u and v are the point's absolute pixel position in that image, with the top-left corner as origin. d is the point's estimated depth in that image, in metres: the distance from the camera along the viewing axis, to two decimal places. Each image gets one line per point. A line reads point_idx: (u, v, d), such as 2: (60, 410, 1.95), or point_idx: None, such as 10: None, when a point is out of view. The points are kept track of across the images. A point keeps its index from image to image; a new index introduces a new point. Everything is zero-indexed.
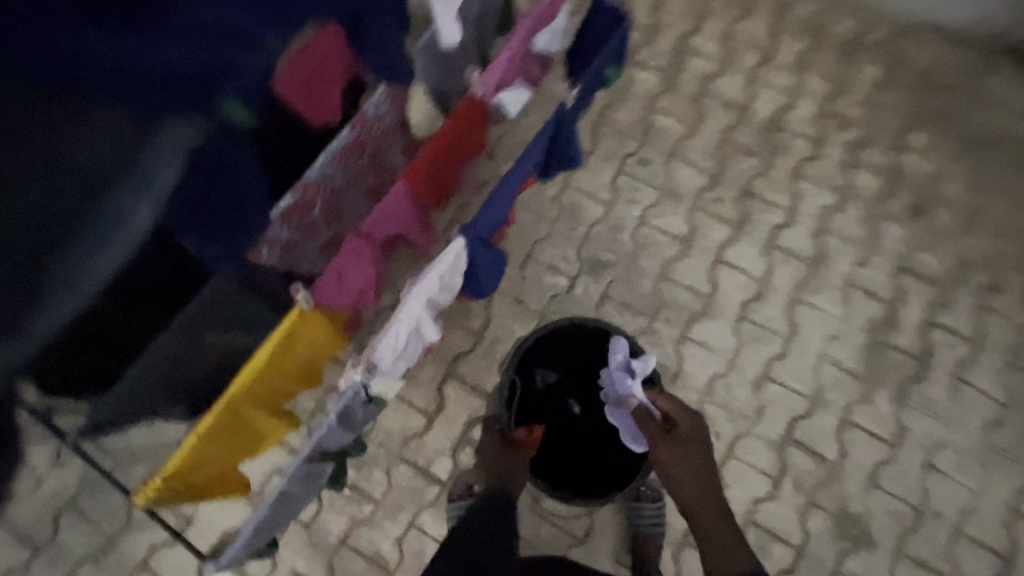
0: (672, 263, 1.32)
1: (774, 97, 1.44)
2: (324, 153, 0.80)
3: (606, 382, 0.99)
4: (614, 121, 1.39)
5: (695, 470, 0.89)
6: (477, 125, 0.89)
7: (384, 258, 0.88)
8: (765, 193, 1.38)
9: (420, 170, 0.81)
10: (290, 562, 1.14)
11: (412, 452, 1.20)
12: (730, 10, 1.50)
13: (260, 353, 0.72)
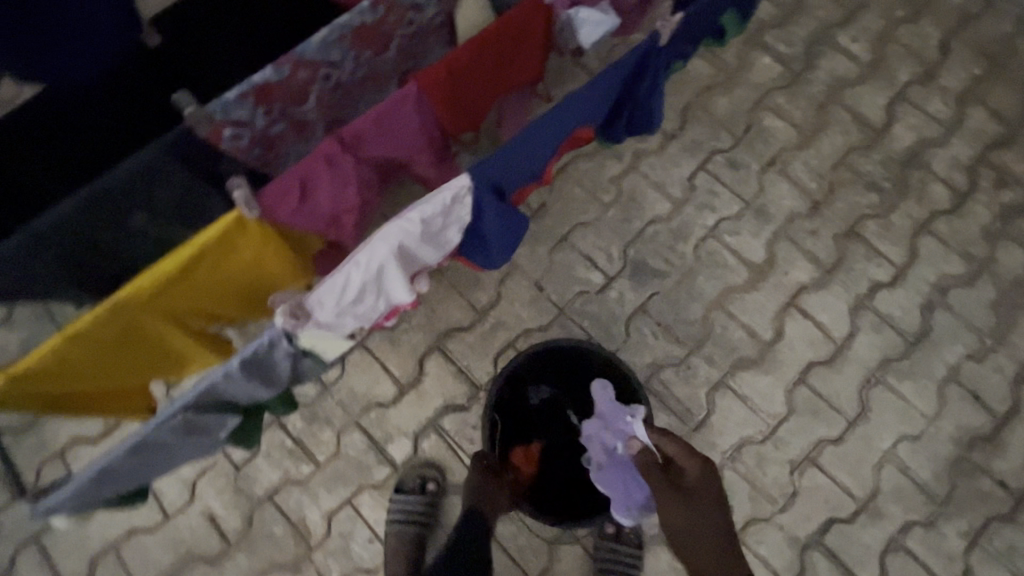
0: (734, 292, 1.07)
1: (921, 126, 1.14)
2: (329, 26, 0.61)
3: (596, 438, 0.88)
4: (711, 106, 1.14)
5: (708, 531, 0.72)
6: (535, 50, 0.69)
7: (380, 187, 0.70)
8: (874, 239, 1.10)
9: (446, 82, 0.62)
10: (209, 501, 1.01)
11: (371, 422, 1.03)
12: (895, 8, 1.20)
13: (182, 252, 0.56)
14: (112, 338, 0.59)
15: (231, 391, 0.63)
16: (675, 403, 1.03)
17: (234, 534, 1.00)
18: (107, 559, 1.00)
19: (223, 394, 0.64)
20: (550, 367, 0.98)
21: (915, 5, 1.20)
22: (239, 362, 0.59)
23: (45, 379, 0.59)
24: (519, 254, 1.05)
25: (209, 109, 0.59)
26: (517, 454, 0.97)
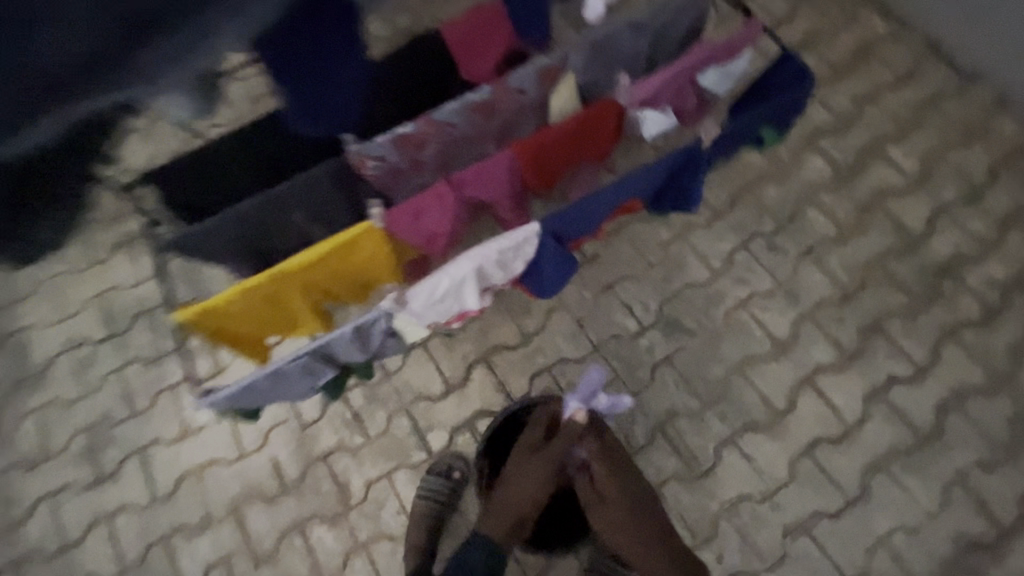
0: (754, 361, 1.19)
1: (959, 242, 1.23)
2: (457, 101, 0.82)
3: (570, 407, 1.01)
4: (760, 195, 1.29)
5: (629, 526, 0.89)
6: (608, 135, 0.87)
7: (468, 220, 0.90)
8: (898, 336, 1.18)
9: (532, 152, 0.82)
10: (276, 450, 1.22)
11: (418, 412, 1.21)
12: (949, 132, 1.31)
13: (329, 243, 0.78)
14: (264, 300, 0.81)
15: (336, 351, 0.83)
16: (684, 449, 1.14)
17: (291, 481, 1.20)
18: (190, 479, 1.22)
19: (331, 352, 0.83)
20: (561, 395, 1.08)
21: (969, 132, 1.30)
22: (351, 328, 0.79)
23: (211, 323, 0.81)
24: (567, 293, 1.22)
25: (360, 148, 0.80)
26: None
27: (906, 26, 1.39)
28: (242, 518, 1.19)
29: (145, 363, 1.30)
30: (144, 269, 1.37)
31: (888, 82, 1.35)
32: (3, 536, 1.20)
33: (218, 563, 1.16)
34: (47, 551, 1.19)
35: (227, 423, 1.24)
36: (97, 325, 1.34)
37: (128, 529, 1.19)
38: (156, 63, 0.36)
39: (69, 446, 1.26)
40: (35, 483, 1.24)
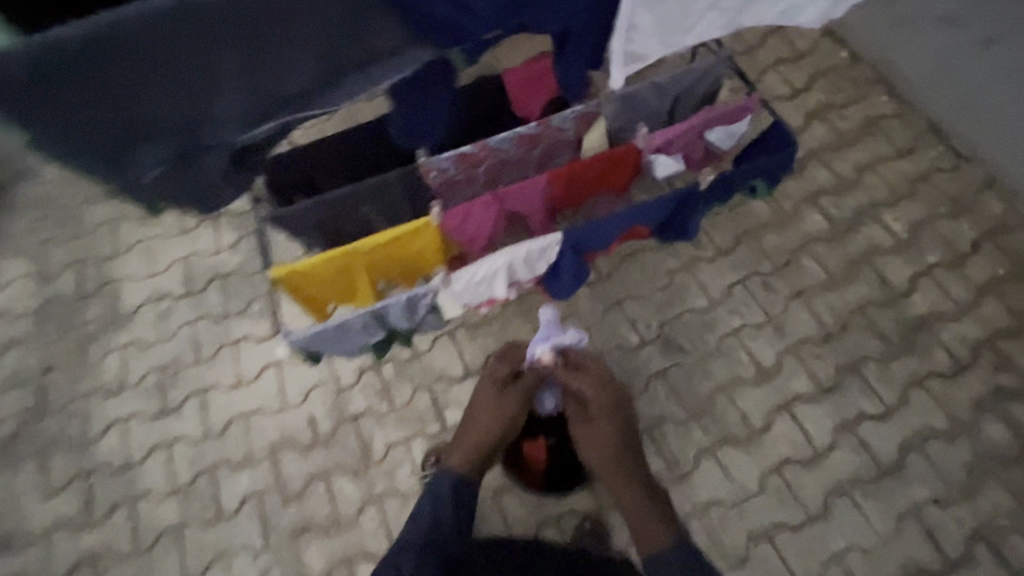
0: (740, 383, 1.34)
1: (938, 301, 1.37)
2: (509, 132, 1.02)
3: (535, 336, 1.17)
4: (761, 239, 1.45)
5: (609, 449, 1.10)
6: (627, 172, 1.06)
7: (505, 229, 1.09)
8: (872, 378, 1.32)
9: (563, 178, 1.02)
10: (315, 406, 1.41)
11: (439, 390, 1.39)
12: (939, 203, 1.46)
13: (398, 230, 0.98)
14: (340, 270, 1.01)
15: (389, 312, 1.02)
16: (668, 452, 1.29)
17: (323, 435, 1.39)
18: (238, 422, 1.41)
19: (385, 316, 1.03)
20: None
21: (957, 206, 1.45)
22: (406, 297, 0.99)
23: (295, 284, 1.00)
24: (581, 304, 1.40)
25: (428, 159, 1.00)
26: (526, 446, 1.22)
27: (910, 107, 1.55)
28: (278, 461, 1.37)
29: (214, 319, 1.52)
30: (223, 241, 1.60)
31: (889, 154, 1.51)
32: (79, 449, 1.42)
33: (252, 496, 1.35)
34: (113, 467, 1.40)
35: (275, 378, 1.44)
36: (178, 282, 1.57)
37: (181, 457, 1.39)
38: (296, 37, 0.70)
39: (142, 381, 1.47)
40: (110, 407, 1.45)
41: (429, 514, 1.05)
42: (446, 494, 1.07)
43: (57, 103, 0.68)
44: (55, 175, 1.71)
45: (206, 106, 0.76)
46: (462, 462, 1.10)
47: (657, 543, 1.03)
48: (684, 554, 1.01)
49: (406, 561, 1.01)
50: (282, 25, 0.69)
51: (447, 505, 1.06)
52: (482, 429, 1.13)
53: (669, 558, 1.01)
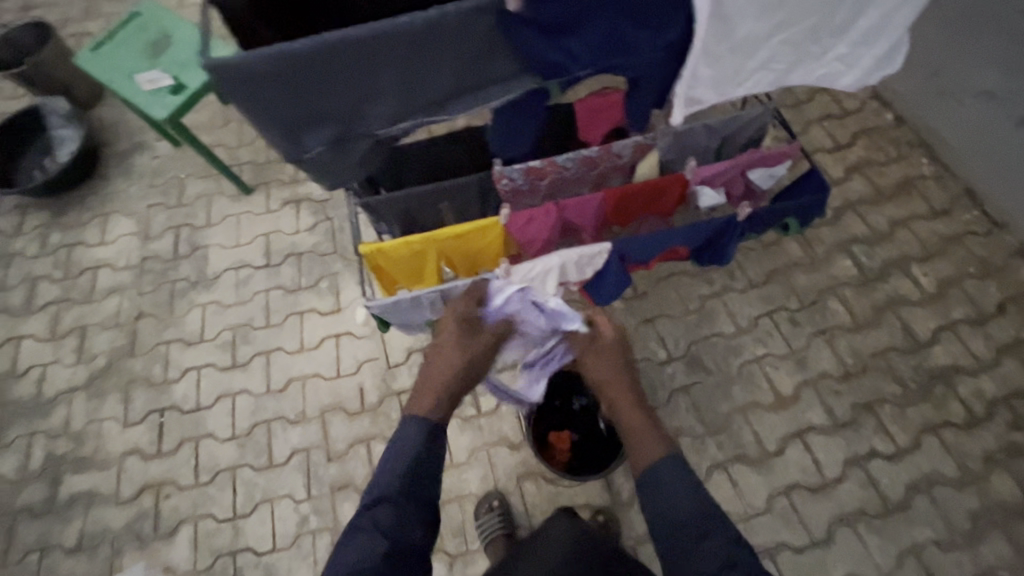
0: (757, 408, 1.42)
1: (959, 356, 1.44)
2: (574, 152, 1.15)
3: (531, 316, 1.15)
4: (792, 278, 1.55)
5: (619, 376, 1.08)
6: (673, 198, 1.19)
7: (559, 236, 1.23)
8: (886, 419, 1.39)
9: (616, 197, 1.15)
10: (365, 377, 1.56)
11: None
12: (968, 264, 1.53)
13: (471, 225, 1.13)
14: (416, 253, 1.15)
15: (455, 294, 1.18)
16: None
17: (370, 405, 1.53)
18: (296, 383, 1.57)
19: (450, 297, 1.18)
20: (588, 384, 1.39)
21: (987, 268, 1.52)
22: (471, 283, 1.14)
23: (376, 260, 1.15)
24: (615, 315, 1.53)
25: (501, 169, 1.14)
26: (551, 436, 1.36)
27: (949, 172, 1.64)
28: (327, 422, 1.52)
29: (285, 290, 1.70)
30: (301, 223, 1.79)
31: (923, 213, 1.60)
32: (158, 389, 1.61)
33: (301, 451, 1.50)
34: (184, 408, 1.58)
35: (333, 349, 1.60)
36: (258, 254, 1.76)
37: (243, 408, 1.56)
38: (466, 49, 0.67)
39: (218, 337, 1.66)
40: (189, 356, 1.64)
41: (400, 463, 0.96)
42: (416, 449, 0.98)
43: (247, 102, 0.66)
44: (167, 151, 1.96)
45: (370, 106, 0.72)
46: (430, 406, 1.04)
47: (651, 455, 0.94)
48: (685, 473, 0.92)
49: (384, 515, 0.91)
50: (450, 32, 0.64)
51: (421, 464, 0.97)
52: (445, 371, 1.09)
53: (665, 470, 0.92)
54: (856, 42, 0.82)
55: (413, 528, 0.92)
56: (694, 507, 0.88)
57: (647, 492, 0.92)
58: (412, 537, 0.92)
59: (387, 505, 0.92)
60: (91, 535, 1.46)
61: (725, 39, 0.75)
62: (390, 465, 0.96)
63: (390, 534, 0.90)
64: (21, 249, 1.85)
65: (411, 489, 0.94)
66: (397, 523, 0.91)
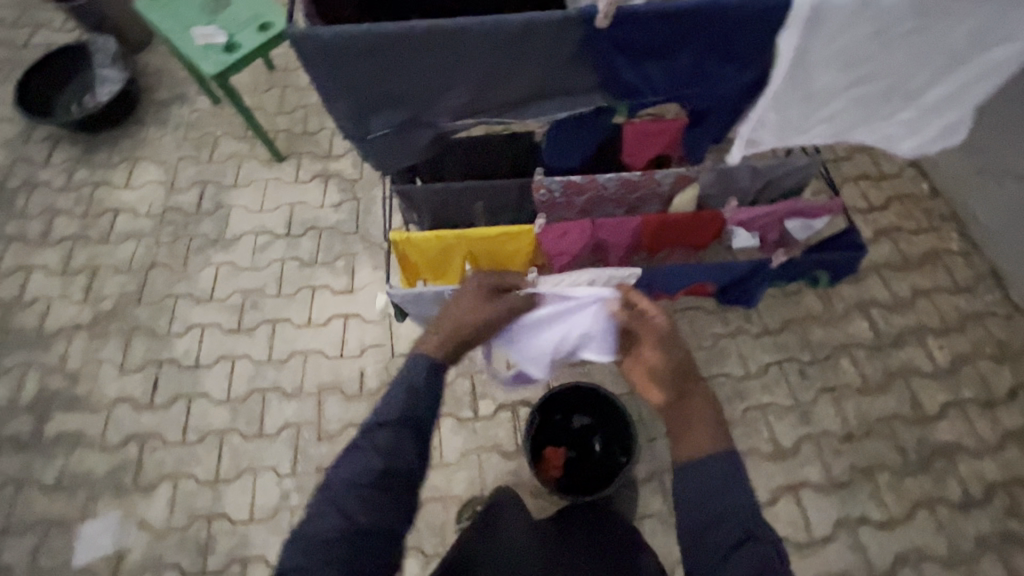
0: (755, 455, 1.41)
1: (964, 434, 1.43)
2: (616, 172, 1.13)
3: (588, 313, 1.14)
4: (808, 331, 1.55)
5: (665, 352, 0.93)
6: (708, 233, 1.19)
7: (588, 254, 1.22)
8: (882, 487, 1.38)
9: (652, 224, 1.15)
10: (368, 361, 1.54)
11: (480, 380, 1.51)
12: (985, 344, 1.53)
13: (505, 229, 1.13)
14: (445, 248, 1.15)
15: None
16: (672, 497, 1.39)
17: (369, 390, 1.51)
18: (298, 357, 1.56)
19: None
20: (591, 405, 1.38)
21: (1003, 352, 1.52)
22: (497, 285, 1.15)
23: (403, 249, 1.15)
24: None
25: (542, 178, 1.13)
26: (546, 451, 1.35)
27: (978, 250, 1.64)
28: (324, 401, 1.50)
29: (301, 263, 1.69)
30: (327, 199, 1.78)
31: (946, 286, 1.60)
32: (159, 341, 1.59)
33: (293, 425, 1.48)
34: (183, 363, 1.56)
35: (341, 329, 1.59)
36: (280, 222, 1.75)
37: (242, 373, 1.54)
38: (554, 57, 0.66)
39: (228, 298, 1.64)
40: (195, 313, 1.63)
41: (402, 391, 0.81)
42: (422, 374, 0.83)
43: (325, 78, 0.66)
44: (206, 107, 1.96)
45: (443, 97, 0.71)
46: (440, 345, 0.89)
47: (699, 445, 0.79)
48: (740, 474, 0.76)
49: (383, 438, 0.76)
50: (540, 40, 0.64)
51: (425, 392, 0.82)
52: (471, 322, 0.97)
53: (712, 465, 0.76)
54: (924, 110, 0.82)
55: (408, 452, 0.76)
56: (742, 510, 0.73)
57: (687, 485, 0.77)
58: (409, 460, 0.76)
59: (386, 427, 0.77)
60: (71, 476, 1.44)
61: (800, 86, 0.75)
62: (394, 389, 0.81)
63: (386, 456, 0.74)
64: (46, 180, 1.84)
65: (411, 416, 0.78)
66: (393, 449, 0.75)
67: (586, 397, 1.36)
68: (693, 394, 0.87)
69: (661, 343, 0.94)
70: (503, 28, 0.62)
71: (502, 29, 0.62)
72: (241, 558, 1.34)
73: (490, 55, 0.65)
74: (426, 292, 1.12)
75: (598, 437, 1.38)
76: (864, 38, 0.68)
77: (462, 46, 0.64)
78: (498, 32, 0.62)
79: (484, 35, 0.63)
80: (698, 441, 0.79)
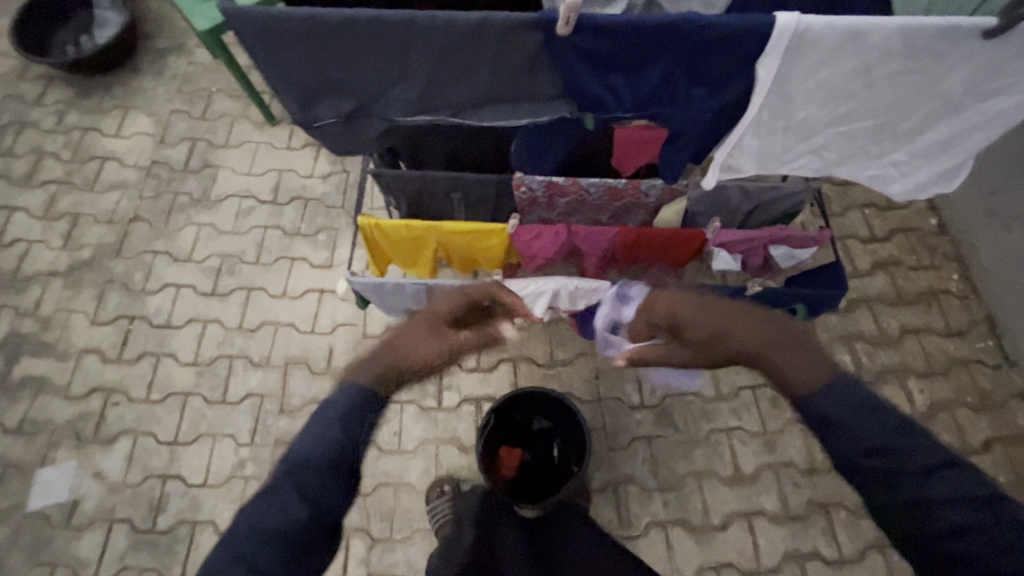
0: (714, 478, 1.40)
1: None
2: (600, 178, 1.08)
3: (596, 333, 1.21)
4: None
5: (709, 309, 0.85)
6: (688, 250, 1.15)
7: (563, 257, 1.18)
8: (838, 524, 1.36)
9: (631, 236, 1.11)
10: (338, 339, 1.53)
11: (447, 371, 1.49)
12: (967, 392, 1.48)
13: (475, 226, 1.09)
14: (414, 239, 1.12)
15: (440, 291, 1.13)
16: (624, 510, 1.37)
17: (335, 368, 1.50)
18: (269, 327, 1.54)
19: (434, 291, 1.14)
20: (551, 411, 1.36)
21: (984, 402, 1.47)
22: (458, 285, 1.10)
23: (371, 234, 1.12)
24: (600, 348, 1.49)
25: (522, 175, 1.08)
26: (502, 451, 1.33)
27: (976, 294, 1.58)
28: (290, 374, 1.49)
29: (283, 232, 1.66)
30: (317, 169, 1.74)
31: (937, 329, 1.55)
32: (133, 296, 1.59)
33: (256, 395, 1.47)
34: (154, 321, 1.56)
35: (314, 304, 1.57)
36: (266, 187, 1.72)
37: (212, 337, 1.53)
38: (508, 61, 0.64)
39: (206, 260, 1.63)
40: (172, 271, 1.61)
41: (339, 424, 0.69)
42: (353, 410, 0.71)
43: (269, 59, 0.65)
44: (205, 60, 1.91)
45: (392, 90, 0.69)
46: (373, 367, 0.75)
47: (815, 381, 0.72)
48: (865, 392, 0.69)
49: (308, 478, 0.66)
50: (493, 41, 0.62)
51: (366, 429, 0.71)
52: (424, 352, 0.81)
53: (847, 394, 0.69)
54: (917, 152, 0.77)
55: (335, 494, 0.67)
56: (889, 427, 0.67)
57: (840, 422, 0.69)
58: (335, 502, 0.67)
59: (314, 467, 0.66)
60: (34, 420, 1.46)
61: (780, 116, 0.71)
62: (320, 422, 0.69)
63: (314, 500, 0.65)
64: (37, 120, 1.82)
65: (347, 452, 0.68)
66: (319, 488, 0.66)
67: (546, 401, 1.35)
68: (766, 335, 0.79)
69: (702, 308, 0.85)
70: (453, 24, 0.60)
71: (452, 25, 0.60)
72: (191, 520, 1.36)
73: (441, 51, 0.63)
74: (386, 283, 1.09)
75: (557, 442, 1.37)
76: (851, 69, 0.65)
77: (411, 39, 0.62)
78: (448, 27, 0.61)
79: (433, 30, 0.61)
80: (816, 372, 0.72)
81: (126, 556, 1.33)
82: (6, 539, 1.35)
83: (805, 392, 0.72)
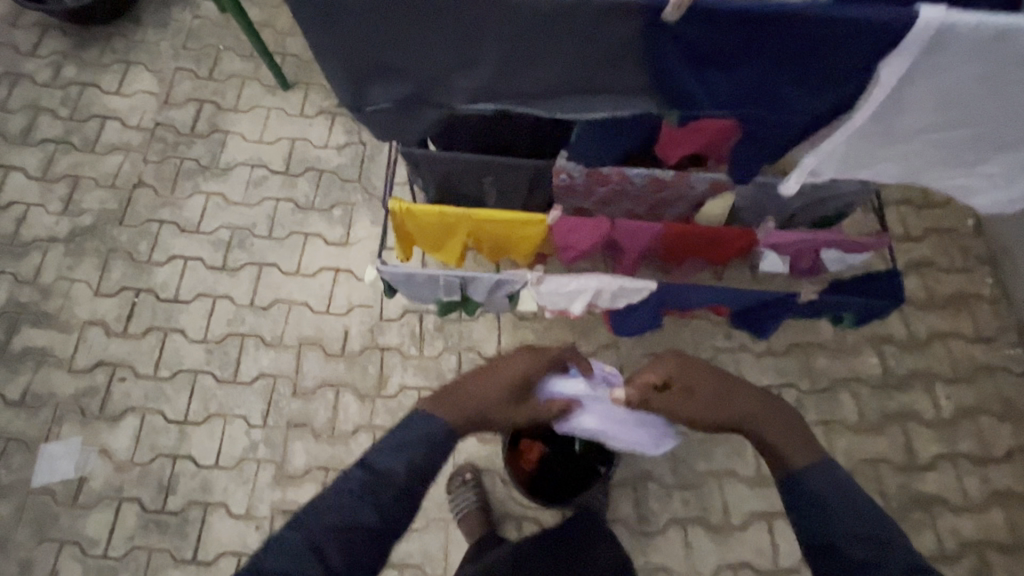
0: (734, 476, 1.38)
1: (950, 488, 1.39)
2: (647, 169, 0.99)
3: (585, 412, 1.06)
4: (813, 356, 1.48)
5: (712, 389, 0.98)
6: (734, 248, 1.08)
7: (599, 249, 1.12)
8: None
9: (675, 232, 1.04)
10: (353, 320, 1.47)
11: (466, 358, 1.44)
12: (993, 400, 1.46)
13: (513, 214, 1.02)
14: (446, 224, 1.05)
15: (473, 282, 1.07)
16: (643, 505, 1.36)
17: (350, 351, 1.45)
18: (281, 306, 1.48)
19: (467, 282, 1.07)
20: None
21: (1008, 410, 1.45)
22: (495, 277, 1.04)
23: (401, 220, 1.06)
24: (624, 340, 1.45)
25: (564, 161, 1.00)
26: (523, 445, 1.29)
27: (1009, 300, 1.54)
28: (303, 355, 1.44)
29: (296, 204, 1.58)
30: (332, 138, 1.65)
31: (967, 334, 1.51)
32: (138, 267, 1.51)
33: (268, 376, 1.43)
34: (161, 295, 1.49)
35: (329, 282, 1.51)
36: (278, 156, 1.63)
37: (222, 314, 1.47)
38: (590, 48, 0.61)
39: (215, 233, 1.55)
40: (178, 243, 1.54)
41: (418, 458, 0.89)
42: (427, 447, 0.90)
43: (330, 37, 0.62)
44: (212, 15, 1.78)
45: (457, 75, 0.66)
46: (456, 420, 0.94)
47: (803, 458, 0.92)
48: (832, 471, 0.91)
49: (385, 496, 0.85)
50: (577, 24, 0.58)
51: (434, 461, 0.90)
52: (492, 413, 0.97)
53: (826, 474, 0.90)
54: (1011, 165, 0.73)
55: (400, 516, 0.86)
56: (851, 512, 0.86)
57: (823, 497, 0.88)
58: (397, 521, 0.86)
59: (393, 487, 0.86)
60: (37, 394, 1.40)
61: (873, 119, 0.67)
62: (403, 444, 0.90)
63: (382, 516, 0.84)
64: (31, 72, 1.70)
65: (414, 485, 0.87)
66: (389, 510, 0.85)
67: None
68: (757, 411, 0.97)
69: (708, 389, 0.98)
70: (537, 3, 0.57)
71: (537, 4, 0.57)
72: (202, 502, 1.33)
73: (519, 33, 0.60)
74: (418, 272, 1.03)
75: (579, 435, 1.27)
76: (960, 74, 0.61)
77: (489, 21, 0.59)
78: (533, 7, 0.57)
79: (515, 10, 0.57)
80: (801, 442, 0.94)
81: (136, 536, 1.30)
82: (11, 514, 1.32)
83: (799, 466, 0.91)
